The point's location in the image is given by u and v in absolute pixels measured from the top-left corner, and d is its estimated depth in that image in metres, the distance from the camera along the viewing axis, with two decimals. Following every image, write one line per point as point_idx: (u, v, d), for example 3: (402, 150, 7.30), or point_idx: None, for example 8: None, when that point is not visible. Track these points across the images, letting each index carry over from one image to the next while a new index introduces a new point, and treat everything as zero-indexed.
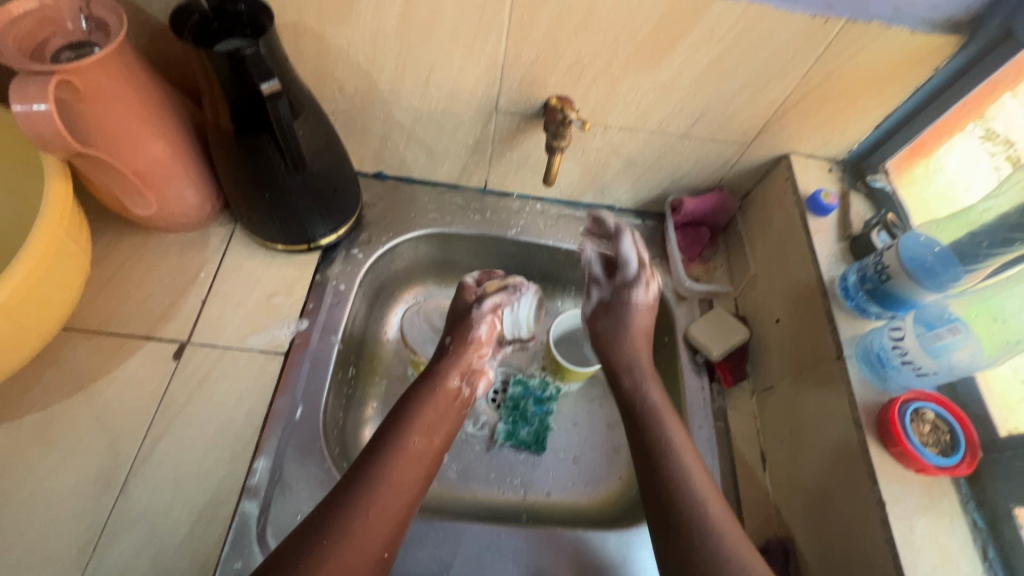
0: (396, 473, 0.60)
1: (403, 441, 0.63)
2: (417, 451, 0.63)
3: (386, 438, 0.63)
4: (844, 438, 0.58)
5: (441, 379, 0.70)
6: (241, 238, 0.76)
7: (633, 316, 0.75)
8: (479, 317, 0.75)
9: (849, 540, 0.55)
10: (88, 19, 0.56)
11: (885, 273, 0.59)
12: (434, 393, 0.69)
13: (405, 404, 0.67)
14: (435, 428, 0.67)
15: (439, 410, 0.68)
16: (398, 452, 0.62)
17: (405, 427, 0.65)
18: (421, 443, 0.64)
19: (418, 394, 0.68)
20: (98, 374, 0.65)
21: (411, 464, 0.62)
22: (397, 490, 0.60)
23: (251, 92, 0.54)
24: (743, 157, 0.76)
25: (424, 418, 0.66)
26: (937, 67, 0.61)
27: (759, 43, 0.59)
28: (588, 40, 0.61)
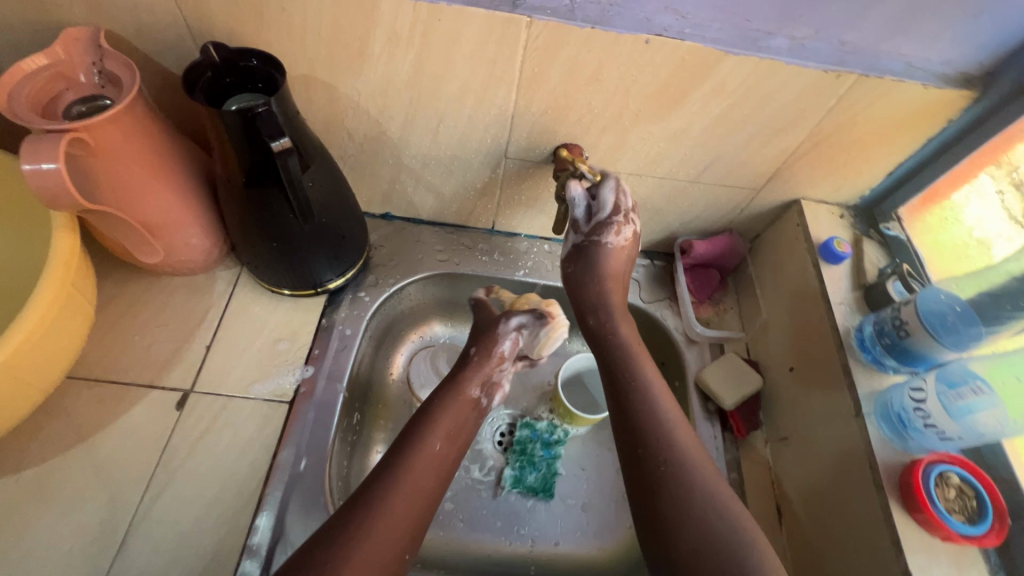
0: (417, 476, 0.59)
1: (425, 445, 0.61)
2: (437, 455, 0.61)
3: (407, 440, 0.62)
4: (862, 488, 0.57)
5: (461, 386, 0.68)
6: (247, 282, 0.75)
7: (600, 258, 0.70)
8: (506, 332, 0.71)
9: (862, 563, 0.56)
10: (100, 74, 0.56)
11: (904, 329, 0.59)
12: (453, 400, 0.67)
13: (426, 410, 0.66)
14: (456, 434, 0.64)
15: (459, 416, 0.66)
16: (419, 457, 0.60)
17: (427, 430, 0.63)
18: (441, 447, 0.62)
19: (439, 399, 0.66)
20: (100, 425, 0.64)
21: (433, 466, 0.61)
22: (416, 493, 0.58)
23: (262, 148, 0.53)
24: (754, 201, 0.76)
25: (445, 424, 0.64)
26: (951, 119, 0.61)
27: (770, 95, 0.59)
28: (598, 92, 0.61)
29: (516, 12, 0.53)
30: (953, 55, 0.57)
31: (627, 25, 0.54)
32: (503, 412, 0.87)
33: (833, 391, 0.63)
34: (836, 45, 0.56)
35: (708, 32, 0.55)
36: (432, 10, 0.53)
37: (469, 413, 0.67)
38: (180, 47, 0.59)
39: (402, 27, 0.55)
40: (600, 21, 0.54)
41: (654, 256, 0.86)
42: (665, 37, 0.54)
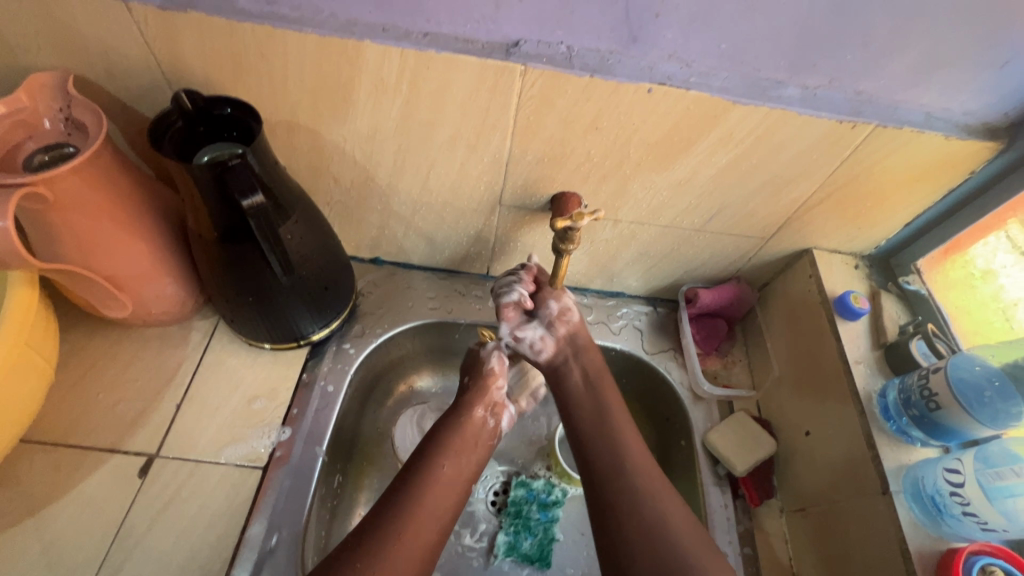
0: (428, 500, 0.56)
1: (433, 469, 0.59)
2: (447, 478, 0.58)
3: (415, 468, 0.59)
4: (884, 545, 0.53)
5: (464, 412, 0.64)
6: (224, 333, 0.71)
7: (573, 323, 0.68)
8: (489, 350, 0.68)
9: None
10: (67, 121, 0.53)
11: (933, 401, 0.55)
12: (459, 424, 0.63)
13: (432, 434, 0.63)
14: (465, 457, 0.61)
15: (469, 435, 0.63)
16: (427, 482, 0.58)
17: (435, 452, 0.60)
18: (450, 470, 0.59)
19: (446, 423, 0.63)
20: (52, 496, 0.58)
21: (447, 487, 0.58)
22: (427, 518, 0.55)
23: (234, 203, 0.50)
24: (763, 250, 0.71)
25: (453, 443, 0.61)
26: (973, 170, 0.58)
27: (781, 144, 0.56)
28: (598, 140, 0.57)
29: (510, 60, 0.50)
30: (974, 105, 0.53)
31: (629, 73, 0.51)
32: (498, 469, 0.81)
33: (854, 462, 0.58)
34: (851, 95, 0.53)
35: (715, 81, 0.51)
36: (420, 58, 0.50)
37: (477, 440, 0.63)
38: (155, 92, 0.55)
39: (388, 74, 0.52)
40: (599, 69, 0.51)
41: (657, 302, 0.81)
42: (668, 86, 0.51)
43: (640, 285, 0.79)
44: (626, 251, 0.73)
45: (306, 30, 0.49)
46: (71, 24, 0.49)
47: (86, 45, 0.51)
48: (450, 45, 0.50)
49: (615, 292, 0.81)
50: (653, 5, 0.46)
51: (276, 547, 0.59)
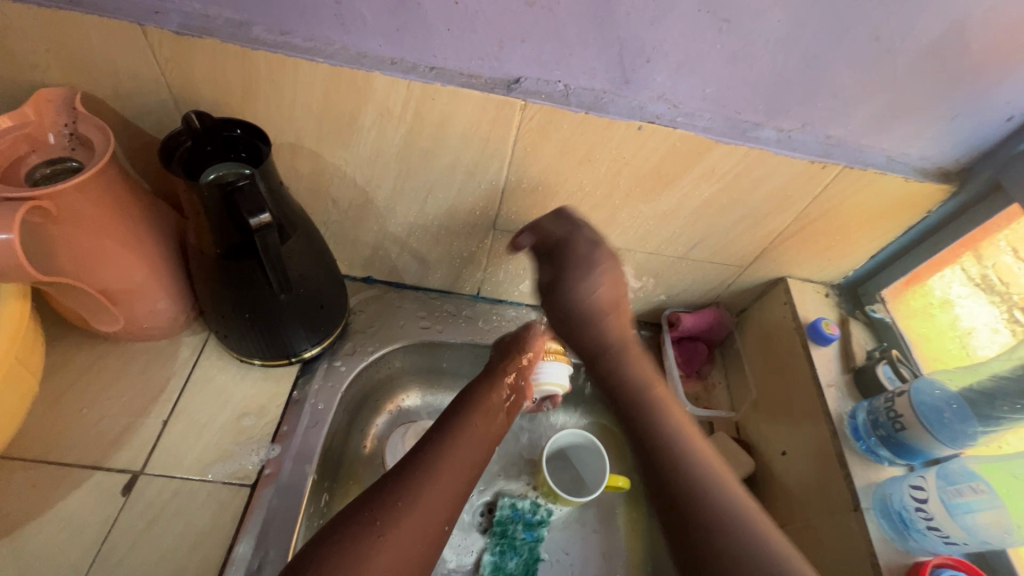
0: (459, 452, 0.58)
1: (465, 423, 0.61)
2: (478, 435, 0.60)
3: (448, 421, 0.61)
4: (857, 562, 0.56)
5: (498, 376, 0.68)
6: (214, 350, 0.70)
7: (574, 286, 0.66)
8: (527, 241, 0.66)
9: (848, 557, 0.57)
10: (71, 135, 0.53)
11: (899, 422, 0.58)
12: (485, 393, 0.65)
13: (469, 389, 0.66)
14: (496, 417, 0.64)
15: (496, 400, 0.65)
16: (459, 435, 0.59)
17: (467, 411, 0.62)
18: (482, 427, 0.61)
19: (499, 364, 0.69)
20: (30, 515, 0.57)
21: (479, 443, 0.60)
22: (460, 465, 0.57)
23: (240, 220, 0.51)
24: (741, 277, 0.75)
25: (486, 403, 0.64)
26: (931, 210, 0.63)
27: (759, 180, 0.60)
28: (589, 171, 0.60)
29: (511, 95, 0.53)
30: (929, 151, 0.59)
31: (620, 111, 0.55)
32: (484, 489, 0.81)
33: (829, 481, 0.61)
34: (821, 138, 0.57)
35: (699, 121, 0.56)
36: (426, 90, 0.53)
37: (501, 407, 0.65)
38: (162, 112, 0.56)
39: (394, 104, 0.54)
40: (594, 106, 0.54)
41: (641, 325, 0.85)
42: (657, 124, 0.55)
43: None
44: None
45: (316, 60, 0.51)
46: (84, 44, 0.51)
47: (96, 65, 0.52)
48: (455, 79, 0.53)
49: None
50: (645, 51, 0.50)
51: (263, 566, 0.58)
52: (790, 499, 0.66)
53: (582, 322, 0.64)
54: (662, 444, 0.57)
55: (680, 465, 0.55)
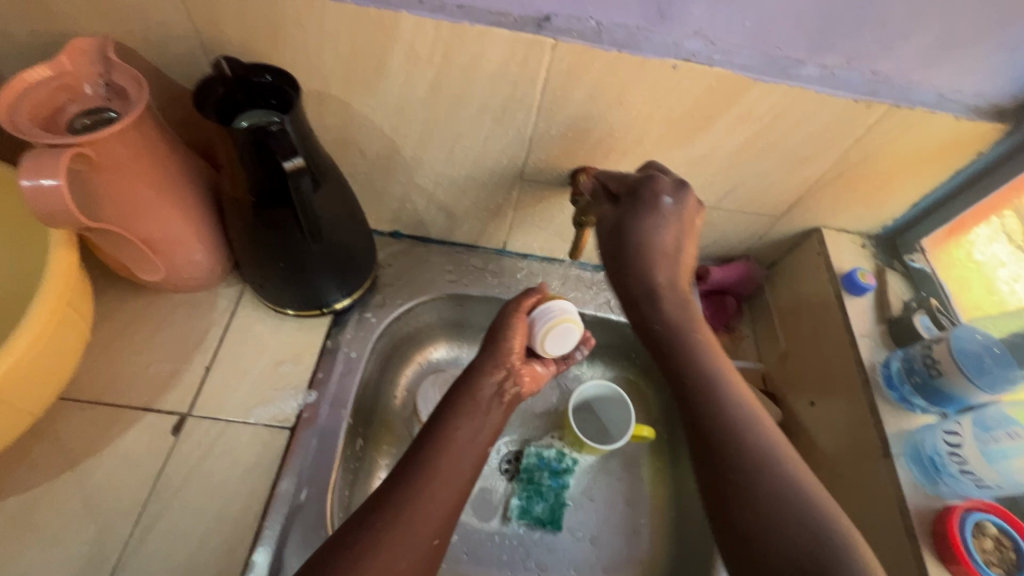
0: (444, 461, 0.55)
1: (450, 429, 0.58)
2: (465, 439, 0.57)
3: (433, 431, 0.58)
4: (884, 506, 0.56)
5: (479, 377, 0.63)
6: (250, 301, 0.73)
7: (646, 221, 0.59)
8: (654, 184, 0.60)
9: (872, 506, 0.57)
10: (107, 86, 0.54)
11: (935, 368, 0.57)
12: (469, 391, 0.61)
13: (452, 389, 0.62)
14: (482, 420, 0.60)
15: (480, 400, 0.61)
16: (448, 441, 0.57)
17: (451, 416, 0.59)
18: (467, 433, 0.58)
19: (479, 361, 0.64)
20: (91, 450, 0.61)
21: (467, 448, 0.57)
22: (452, 473, 0.55)
23: (273, 166, 0.51)
24: (774, 228, 0.74)
25: (467, 406, 0.60)
26: (981, 151, 0.60)
27: (798, 122, 0.58)
28: (620, 115, 0.59)
29: (541, 34, 0.52)
30: (985, 87, 0.55)
31: (655, 49, 0.53)
32: (511, 438, 0.84)
33: (859, 429, 0.61)
34: (867, 75, 0.54)
35: (737, 59, 0.53)
36: (454, 31, 0.52)
37: (494, 403, 0.62)
38: (191, 60, 0.56)
39: (422, 46, 0.53)
40: (626, 45, 0.52)
41: None
42: (692, 63, 0.53)
43: None
44: None
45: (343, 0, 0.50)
46: None
47: (126, 11, 0.52)
48: (484, 18, 0.52)
49: None
50: None
51: (306, 501, 0.62)
52: (816, 448, 0.66)
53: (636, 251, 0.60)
54: (717, 426, 0.53)
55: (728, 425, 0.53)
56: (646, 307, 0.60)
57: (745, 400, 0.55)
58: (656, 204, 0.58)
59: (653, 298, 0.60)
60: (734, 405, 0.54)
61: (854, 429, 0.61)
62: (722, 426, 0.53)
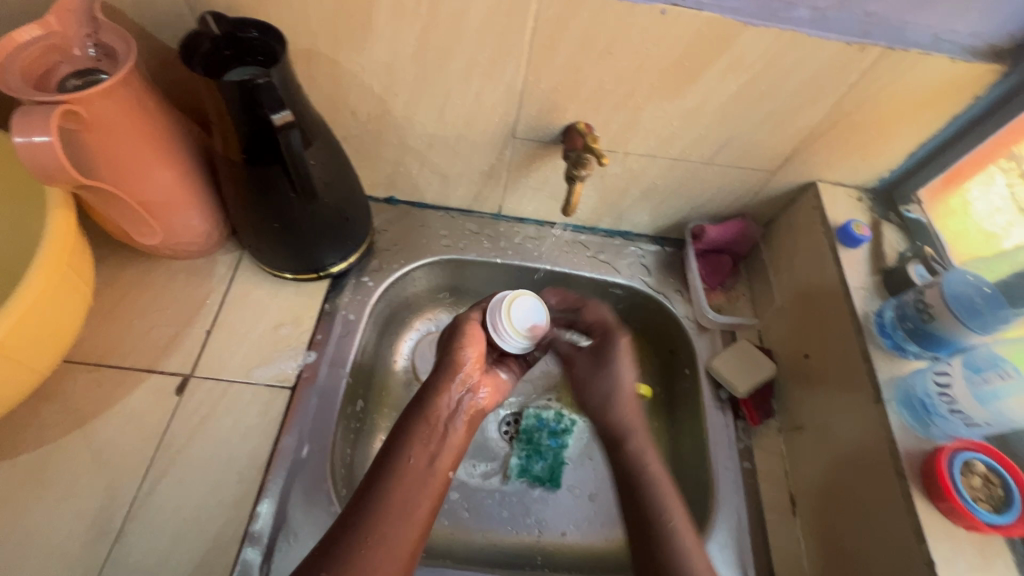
0: (396, 492, 0.55)
1: (399, 462, 0.57)
2: (418, 470, 0.58)
3: (384, 458, 0.57)
4: (875, 450, 0.57)
5: (434, 397, 0.62)
6: (248, 266, 0.74)
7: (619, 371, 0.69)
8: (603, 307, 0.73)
9: (863, 452, 0.58)
10: (96, 47, 0.54)
11: (928, 312, 0.57)
12: (424, 414, 0.61)
13: (405, 414, 0.61)
14: (434, 445, 0.60)
15: (434, 428, 0.61)
16: (398, 475, 0.56)
17: (405, 440, 0.59)
18: (420, 462, 0.58)
19: (433, 381, 0.63)
20: (98, 410, 0.62)
21: (418, 484, 0.57)
22: (406, 514, 0.54)
23: (261, 121, 0.51)
24: (769, 184, 0.73)
25: (420, 433, 0.60)
26: (977, 96, 0.59)
27: (789, 69, 0.57)
28: (610, 66, 0.58)
29: None
30: (980, 27, 0.54)
31: None
32: (510, 400, 0.85)
33: (851, 377, 0.61)
34: (859, 16, 0.54)
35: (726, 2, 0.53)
36: None
37: (455, 424, 0.63)
38: (179, 18, 0.57)
39: None
40: None
41: (665, 242, 0.85)
42: (681, 7, 0.52)
43: (648, 223, 0.82)
44: (635, 187, 0.75)
45: None
46: None
47: None
48: None
49: (623, 232, 0.85)
50: None
51: (308, 456, 0.63)
52: (809, 400, 0.67)
53: (608, 391, 0.68)
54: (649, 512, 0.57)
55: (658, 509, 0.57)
56: (624, 443, 0.64)
57: (670, 489, 0.59)
58: (619, 346, 0.70)
59: (634, 437, 0.64)
60: (664, 496, 0.58)
61: (846, 378, 0.62)
62: (643, 478, 0.60)
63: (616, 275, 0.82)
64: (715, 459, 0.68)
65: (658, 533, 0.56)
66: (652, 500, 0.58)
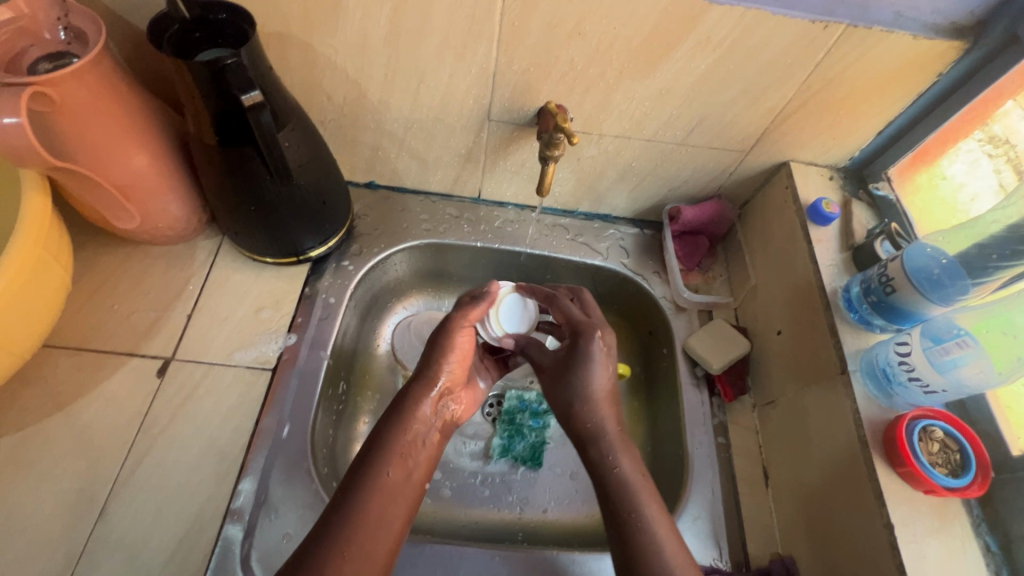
0: (372, 509, 0.50)
1: (375, 474, 0.52)
2: (395, 484, 0.53)
3: (357, 471, 0.52)
4: (841, 420, 0.58)
5: (412, 406, 0.57)
6: (228, 251, 0.74)
7: (587, 377, 0.61)
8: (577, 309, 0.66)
9: (829, 423, 0.60)
10: (66, 30, 0.54)
11: (890, 285, 0.59)
12: (403, 423, 0.56)
13: (381, 423, 0.56)
14: (411, 456, 0.55)
15: (412, 438, 0.56)
16: (372, 490, 0.51)
17: (382, 452, 0.54)
18: (397, 476, 0.53)
19: (412, 389, 0.59)
20: (80, 393, 0.63)
21: (395, 496, 0.52)
22: (380, 528, 0.50)
23: (232, 101, 0.52)
24: (743, 164, 0.74)
25: (398, 445, 0.55)
26: (942, 72, 0.60)
27: (756, 47, 0.58)
28: (580, 46, 0.59)
29: None
30: (943, 3, 0.55)
31: None
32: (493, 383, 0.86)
33: (819, 351, 0.63)
34: None
35: None
36: None
37: (428, 434, 0.58)
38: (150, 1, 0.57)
39: None
40: None
41: (644, 224, 0.86)
42: None
43: (626, 205, 0.83)
44: (611, 169, 0.76)
45: None
46: None
47: None
48: None
49: (602, 215, 0.86)
50: None
51: (289, 435, 0.64)
52: (781, 376, 0.68)
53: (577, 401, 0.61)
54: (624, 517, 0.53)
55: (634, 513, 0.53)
56: (589, 448, 0.59)
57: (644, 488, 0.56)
58: (584, 348, 0.62)
59: (598, 444, 0.59)
60: (639, 500, 0.54)
61: (816, 350, 0.63)
62: (618, 485, 0.56)
63: (595, 258, 0.83)
64: (690, 434, 0.70)
65: (634, 532, 0.52)
66: (625, 500, 0.54)
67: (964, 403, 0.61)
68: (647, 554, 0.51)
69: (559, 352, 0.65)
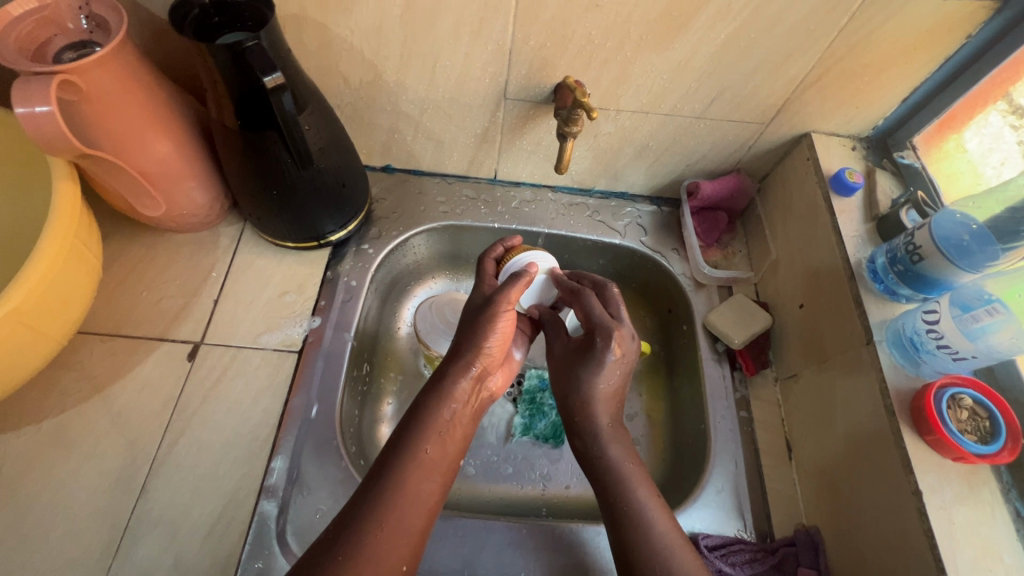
0: (409, 483, 0.51)
1: (413, 451, 0.53)
2: (430, 461, 0.53)
3: (397, 444, 0.53)
4: (868, 391, 0.58)
5: (451, 380, 0.57)
6: (250, 237, 0.75)
7: (593, 379, 0.61)
8: (604, 319, 0.61)
9: (854, 393, 0.59)
10: (88, 18, 0.55)
11: (917, 253, 0.59)
12: (445, 399, 0.57)
13: (422, 399, 0.57)
14: (450, 433, 0.56)
15: (450, 416, 0.56)
16: (410, 463, 0.52)
17: (420, 430, 0.54)
18: (433, 451, 0.54)
19: (448, 369, 0.58)
20: (115, 377, 0.65)
21: (430, 471, 0.53)
22: (415, 502, 0.51)
23: (254, 84, 0.52)
24: (763, 136, 0.73)
25: (437, 422, 0.55)
26: (971, 33, 0.59)
27: (778, 14, 0.57)
28: (597, 20, 0.58)
29: None
30: None
31: None
32: None
33: (843, 322, 0.62)
34: None
35: None
36: None
37: (465, 411, 0.58)
38: None
39: None
40: None
41: (661, 202, 0.86)
42: None
43: (643, 182, 0.83)
44: (629, 146, 0.75)
45: None
46: None
47: None
48: None
49: (619, 193, 0.85)
50: None
51: (317, 414, 0.66)
52: (804, 349, 0.68)
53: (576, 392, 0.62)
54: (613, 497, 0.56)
55: (622, 493, 0.56)
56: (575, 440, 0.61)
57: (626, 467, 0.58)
58: (597, 352, 0.61)
59: (582, 437, 0.61)
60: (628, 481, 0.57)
61: (843, 319, 0.62)
62: (607, 465, 0.58)
63: (612, 236, 0.82)
64: (713, 409, 0.70)
65: (626, 510, 0.55)
66: (616, 483, 0.57)
67: (992, 370, 0.60)
68: (636, 535, 0.53)
69: (574, 344, 0.65)
